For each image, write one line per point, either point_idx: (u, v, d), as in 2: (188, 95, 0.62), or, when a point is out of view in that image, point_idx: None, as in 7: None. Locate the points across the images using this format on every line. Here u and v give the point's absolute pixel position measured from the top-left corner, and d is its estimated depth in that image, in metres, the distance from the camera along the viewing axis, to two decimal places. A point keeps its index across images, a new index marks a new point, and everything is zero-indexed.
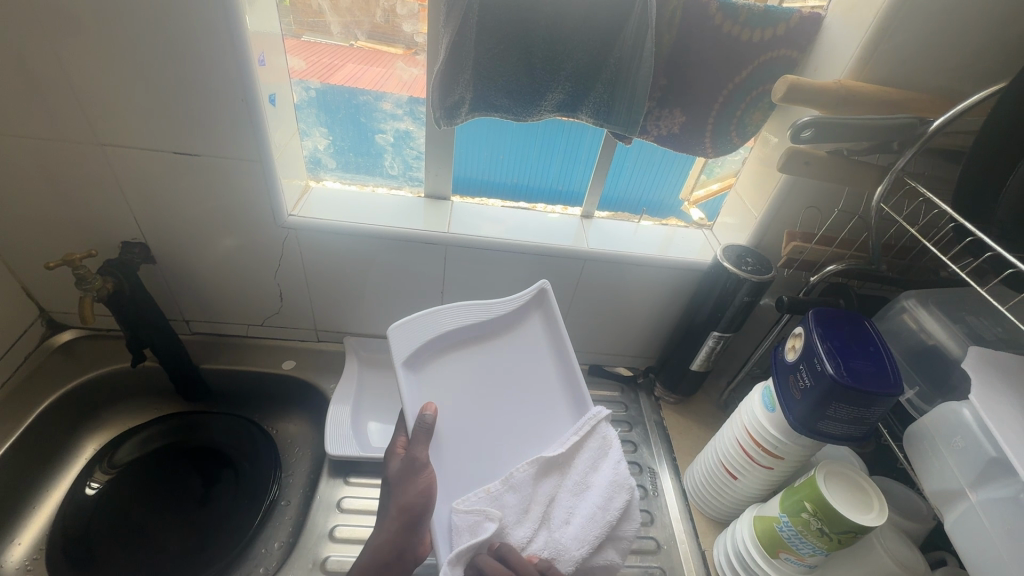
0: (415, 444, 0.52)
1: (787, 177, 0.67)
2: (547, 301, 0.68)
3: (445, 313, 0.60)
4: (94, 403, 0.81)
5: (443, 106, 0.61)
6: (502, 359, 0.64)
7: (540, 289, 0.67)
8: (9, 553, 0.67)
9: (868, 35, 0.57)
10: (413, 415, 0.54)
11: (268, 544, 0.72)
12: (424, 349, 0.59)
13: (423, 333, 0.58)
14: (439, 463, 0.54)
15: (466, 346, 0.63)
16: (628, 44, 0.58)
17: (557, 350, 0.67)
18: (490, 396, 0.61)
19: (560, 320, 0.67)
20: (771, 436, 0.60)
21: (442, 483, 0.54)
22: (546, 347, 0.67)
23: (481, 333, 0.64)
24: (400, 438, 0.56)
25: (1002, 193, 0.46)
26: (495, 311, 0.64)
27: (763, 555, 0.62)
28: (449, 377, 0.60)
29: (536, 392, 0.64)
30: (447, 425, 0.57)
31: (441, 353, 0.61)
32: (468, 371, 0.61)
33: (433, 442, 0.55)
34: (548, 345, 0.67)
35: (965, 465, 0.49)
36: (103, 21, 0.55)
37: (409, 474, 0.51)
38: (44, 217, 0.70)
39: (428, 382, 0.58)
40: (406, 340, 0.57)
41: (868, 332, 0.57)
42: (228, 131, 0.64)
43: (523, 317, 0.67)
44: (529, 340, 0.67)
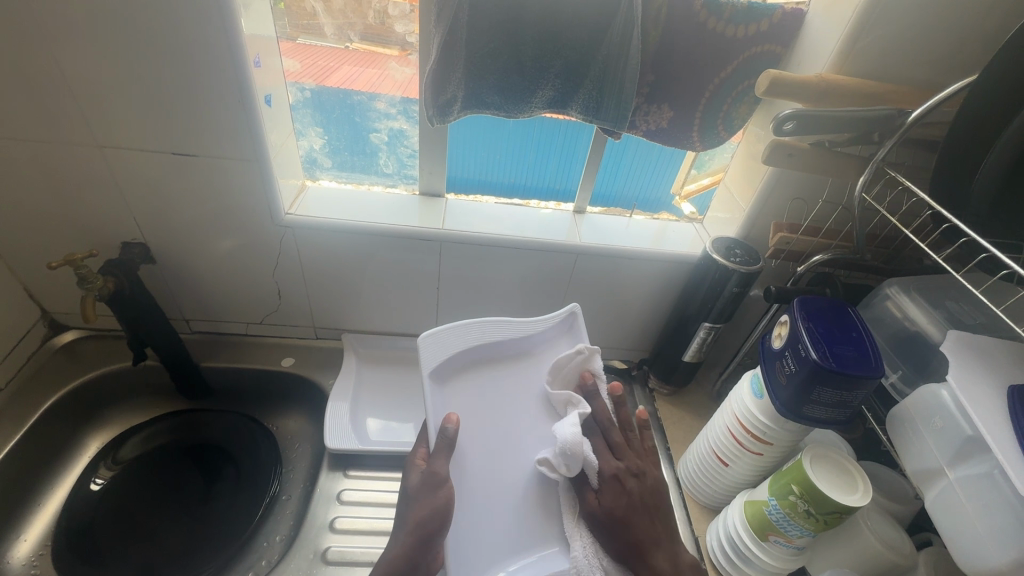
0: (435, 459, 0.52)
1: (773, 170, 0.68)
2: (575, 325, 0.68)
3: (469, 329, 0.62)
4: (96, 401, 0.82)
5: (436, 104, 0.62)
6: (528, 382, 0.65)
7: (569, 312, 0.68)
8: (14, 549, 0.68)
9: (847, 29, 0.58)
10: (434, 426, 0.55)
11: (270, 537, 0.73)
12: (448, 363, 0.60)
13: (446, 348, 0.60)
14: (461, 474, 0.55)
15: (491, 366, 0.64)
16: (615, 42, 0.60)
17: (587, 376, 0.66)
18: (519, 416, 0.62)
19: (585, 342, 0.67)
20: (761, 423, 0.62)
21: (464, 491, 0.54)
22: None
23: (504, 351, 0.66)
24: (422, 450, 0.57)
25: (978, 174, 0.47)
26: (519, 330, 0.66)
27: (753, 538, 0.63)
28: (474, 395, 0.61)
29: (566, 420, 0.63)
30: (471, 440, 0.58)
31: (466, 369, 0.63)
32: (494, 392, 0.62)
33: (456, 454, 0.56)
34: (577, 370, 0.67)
35: (944, 444, 0.51)
36: (101, 24, 0.56)
37: (427, 489, 0.51)
38: (45, 218, 0.71)
39: (451, 395, 0.60)
40: (431, 351, 0.59)
41: (851, 319, 0.58)
42: (225, 132, 0.65)
43: (548, 338, 0.68)
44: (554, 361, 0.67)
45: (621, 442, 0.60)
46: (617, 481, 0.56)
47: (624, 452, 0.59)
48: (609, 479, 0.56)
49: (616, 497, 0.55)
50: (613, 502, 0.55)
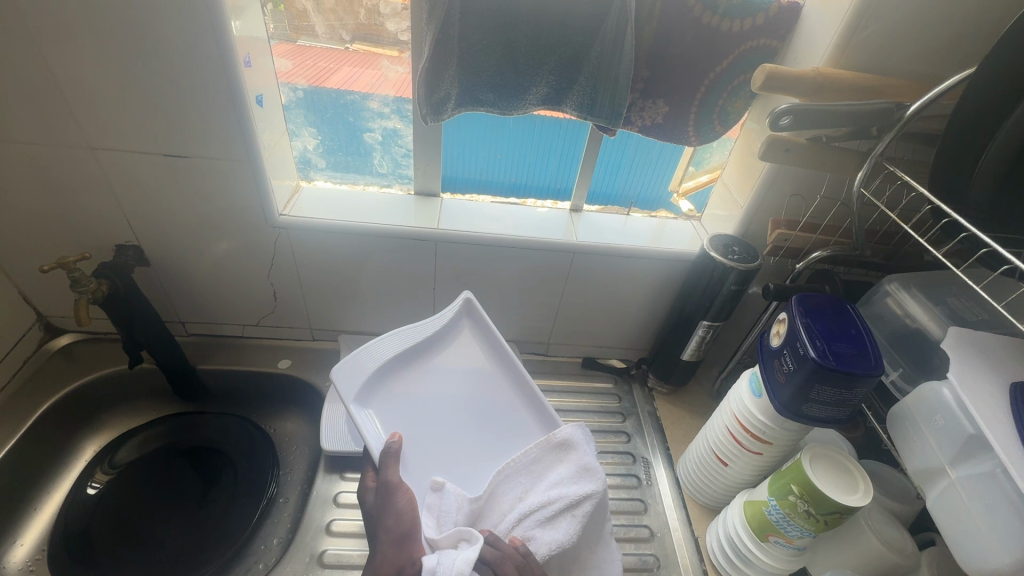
0: (386, 467, 0.54)
1: (770, 166, 0.67)
2: (474, 309, 0.71)
3: (375, 346, 0.64)
4: (93, 405, 0.82)
5: (429, 102, 0.62)
6: (446, 371, 0.67)
7: (465, 299, 0.71)
8: (11, 554, 0.68)
9: (844, 22, 0.57)
10: (378, 445, 0.57)
11: (267, 540, 0.73)
12: (368, 384, 0.62)
13: (364, 367, 0.62)
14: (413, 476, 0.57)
15: (413, 365, 0.66)
16: (609, 37, 0.59)
17: (498, 353, 0.70)
18: (448, 407, 0.64)
19: (488, 321, 0.71)
20: (759, 422, 0.61)
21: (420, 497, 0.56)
22: (485, 351, 0.71)
23: (421, 353, 0.67)
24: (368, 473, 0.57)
25: (979, 167, 0.46)
26: (424, 329, 0.68)
27: (753, 538, 0.62)
28: (399, 403, 0.62)
29: (486, 392, 0.68)
30: (413, 443, 0.60)
31: (389, 381, 0.64)
32: (420, 391, 0.64)
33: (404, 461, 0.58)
34: (486, 348, 0.71)
35: (945, 443, 0.50)
36: (89, 26, 0.55)
37: (385, 496, 0.53)
38: (39, 221, 0.71)
39: (382, 410, 0.61)
40: (345, 381, 0.61)
41: (850, 316, 0.58)
42: (217, 133, 0.65)
43: (452, 329, 0.71)
44: (464, 346, 0.70)
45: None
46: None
47: None
48: None
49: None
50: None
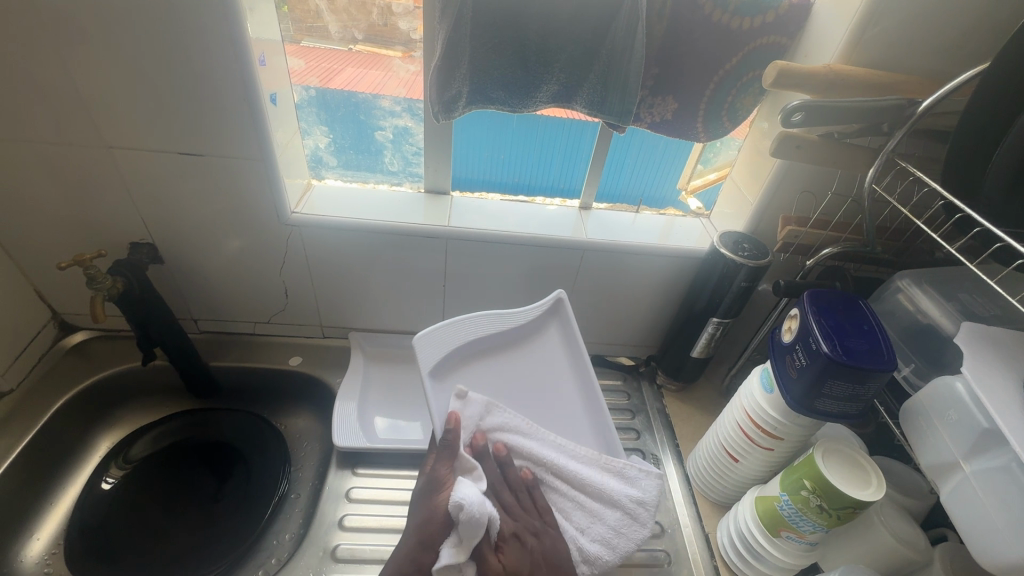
0: (438, 461, 0.56)
1: (781, 162, 0.68)
2: (563, 310, 0.73)
3: (462, 326, 0.65)
4: (107, 401, 0.83)
5: (441, 100, 0.62)
6: (522, 366, 0.69)
7: (557, 298, 0.73)
8: (29, 548, 0.69)
9: (856, 19, 0.58)
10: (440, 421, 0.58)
11: (279, 536, 0.73)
12: (445, 363, 0.63)
13: (446, 346, 0.63)
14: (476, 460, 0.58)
15: (491, 354, 0.68)
16: (620, 34, 0.59)
17: (574, 357, 0.71)
18: (519, 401, 0.65)
19: (574, 325, 0.72)
20: (771, 418, 0.61)
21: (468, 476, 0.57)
22: (561, 353, 0.71)
23: (498, 343, 0.69)
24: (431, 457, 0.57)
25: (990, 164, 0.47)
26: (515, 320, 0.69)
27: (765, 534, 0.63)
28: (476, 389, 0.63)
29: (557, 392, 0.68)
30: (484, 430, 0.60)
31: (467, 363, 0.65)
32: (495, 381, 0.66)
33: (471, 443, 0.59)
34: (564, 350, 0.72)
35: (959, 438, 0.50)
36: (107, 26, 0.56)
37: (430, 489, 0.54)
38: (55, 220, 0.72)
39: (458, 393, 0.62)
40: (430, 352, 0.61)
41: (862, 312, 0.58)
42: (232, 131, 0.65)
43: (537, 325, 0.72)
44: (544, 344, 0.71)
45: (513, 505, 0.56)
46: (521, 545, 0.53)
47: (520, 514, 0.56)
48: (509, 538, 0.53)
49: (519, 556, 0.52)
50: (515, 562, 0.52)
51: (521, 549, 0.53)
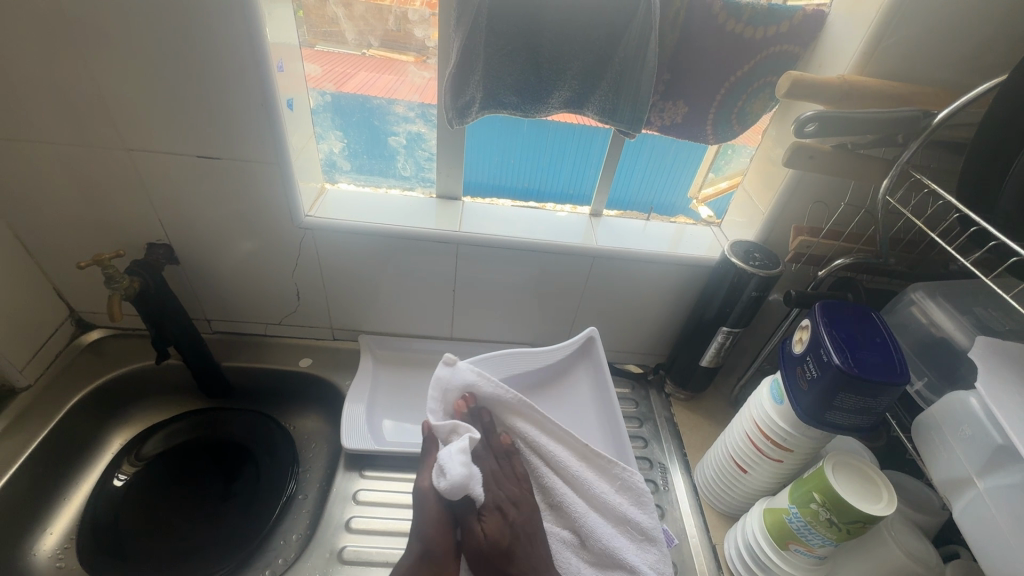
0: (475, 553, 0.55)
1: (794, 172, 0.67)
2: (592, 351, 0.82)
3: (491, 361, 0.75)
4: (121, 399, 0.84)
5: (455, 106, 0.63)
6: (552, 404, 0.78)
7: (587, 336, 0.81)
8: (42, 542, 0.70)
9: (870, 30, 0.58)
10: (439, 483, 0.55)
11: (287, 536, 0.74)
12: None
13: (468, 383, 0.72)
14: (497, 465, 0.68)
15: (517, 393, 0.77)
16: (633, 43, 0.60)
17: (600, 393, 0.79)
18: None
19: (602, 364, 0.80)
20: (781, 429, 0.61)
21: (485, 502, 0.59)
22: (592, 395, 0.80)
23: (530, 380, 0.79)
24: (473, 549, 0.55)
25: (1006, 180, 0.46)
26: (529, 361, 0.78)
27: (773, 546, 0.62)
28: None
29: (581, 419, 0.77)
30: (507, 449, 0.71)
31: None
32: None
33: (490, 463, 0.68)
34: (591, 392, 0.80)
35: (972, 453, 0.50)
36: (131, 32, 0.58)
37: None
38: (76, 220, 0.74)
39: None
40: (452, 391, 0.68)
41: (874, 324, 0.57)
42: (248, 136, 0.66)
43: (569, 365, 0.82)
44: (574, 386, 0.81)
45: (495, 472, 0.63)
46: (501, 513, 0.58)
47: (501, 480, 0.63)
48: (492, 510, 0.58)
49: (500, 527, 0.57)
50: (496, 534, 0.56)
51: (502, 522, 0.58)
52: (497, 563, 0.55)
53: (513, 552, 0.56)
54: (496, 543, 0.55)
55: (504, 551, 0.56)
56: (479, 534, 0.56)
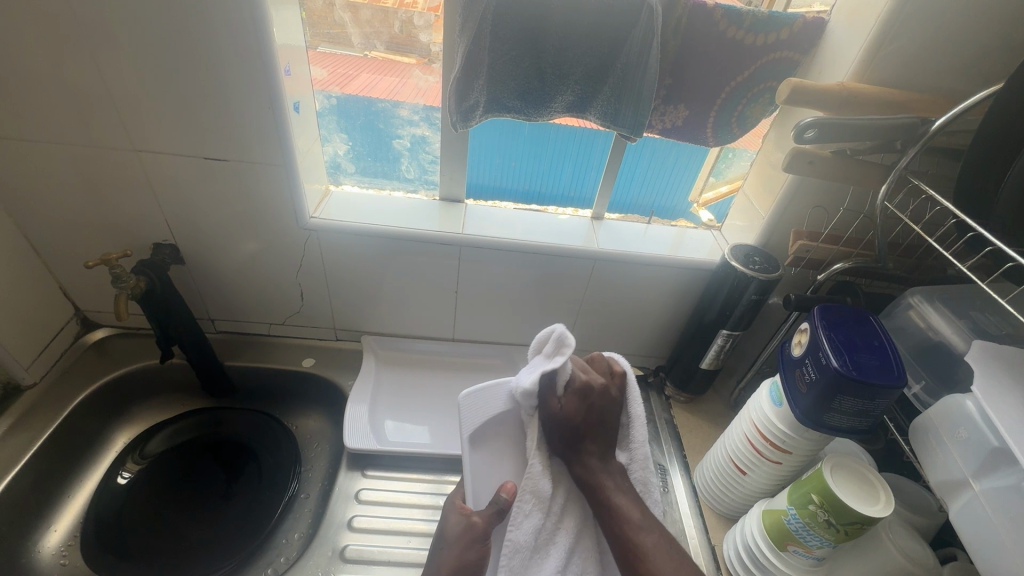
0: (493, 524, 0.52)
1: (793, 178, 0.68)
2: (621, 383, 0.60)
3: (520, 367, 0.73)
4: (126, 398, 0.85)
5: (459, 109, 0.64)
6: None
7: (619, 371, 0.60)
8: (46, 539, 0.70)
9: (869, 37, 0.58)
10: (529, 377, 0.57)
11: (288, 534, 0.74)
12: None
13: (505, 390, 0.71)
14: None
15: None
16: (635, 49, 0.61)
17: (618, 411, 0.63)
18: None
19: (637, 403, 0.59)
20: (780, 431, 0.61)
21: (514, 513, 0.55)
22: None
23: None
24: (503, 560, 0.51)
25: (1001, 187, 0.47)
26: None
27: (771, 547, 0.62)
28: None
29: None
30: None
31: None
32: None
33: None
34: None
35: (968, 456, 0.51)
36: (141, 36, 0.59)
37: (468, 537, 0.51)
38: (84, 220, 0.75)
39: None
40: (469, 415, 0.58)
41: (872, 328, 0.58)
42: (255, 138, 0.67)
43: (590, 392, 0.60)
44: None
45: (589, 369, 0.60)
46: (584, 392, 0.57)
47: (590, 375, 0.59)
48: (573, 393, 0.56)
49: (576, 407, 0.56)
50: (572, 408, 0.56)
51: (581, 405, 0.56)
52: (567, 435, 0.56)
53: (584, 434, 0.56)
54: (574, 419, 0.56)
55: (578, 428, 0.56)
56: (557, 409, 0.56)
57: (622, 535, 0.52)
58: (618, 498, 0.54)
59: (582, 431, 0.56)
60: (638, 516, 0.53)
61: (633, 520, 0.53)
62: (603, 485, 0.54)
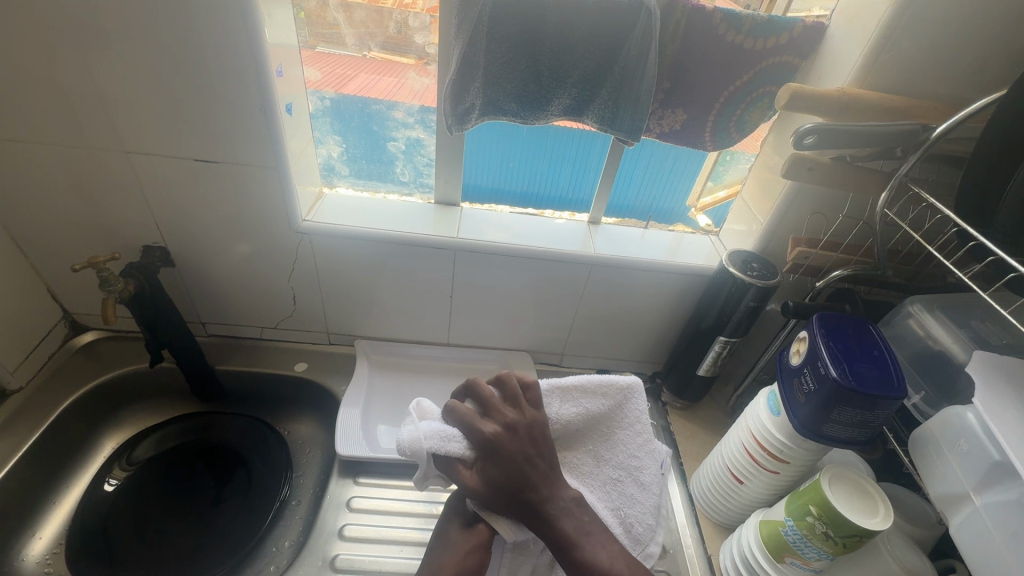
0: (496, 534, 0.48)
1: (792, 184, 0.68)
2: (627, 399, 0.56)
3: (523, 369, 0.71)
4: (114, 402, 0.84)
5: (454, 112, 0.62)
6: None
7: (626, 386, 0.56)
8: (30, 547, 0.69)
9: (869, 43, 0.58)
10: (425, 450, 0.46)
11: (278, 543, 0.73)
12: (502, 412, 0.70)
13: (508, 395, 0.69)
14: None
15: None
16: (633, 53, 0.60)
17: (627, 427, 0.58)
18: None
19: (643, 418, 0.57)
20: (777, 441, 0.60)
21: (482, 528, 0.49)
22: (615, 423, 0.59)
23: None
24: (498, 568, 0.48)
25: (1003, 197, 0.47)
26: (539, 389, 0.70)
27: (768, 558, 0.62)
28: None
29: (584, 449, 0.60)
30: None
31: None
32: None
33: None
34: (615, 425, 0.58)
35: (968, 468, 0.50)
36: (130, 36, 0.58)
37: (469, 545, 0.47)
38: (71, 222, 0.73)
39: None
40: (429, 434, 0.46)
41: (872, 337, 0.57)
42: (247, 141, 0.66)
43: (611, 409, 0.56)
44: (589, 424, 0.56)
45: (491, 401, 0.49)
46: (496, 451, 0.45)
47: (495, 411, 0.48)
48: (482, 451, 0.45)
49: (494, 469, 0.45)
50: (494, 473, 0.45)
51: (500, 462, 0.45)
52: (501, 498, 0.45)
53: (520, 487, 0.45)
54: (497, 485, 0.45)
55: (509, 487, 0.45)
56: (471, 478, 0.45)
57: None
58: (587, 548, 0.45)
59: (518, 491, 0.45)
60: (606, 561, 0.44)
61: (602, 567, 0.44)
62: (562, 536, 0.45)
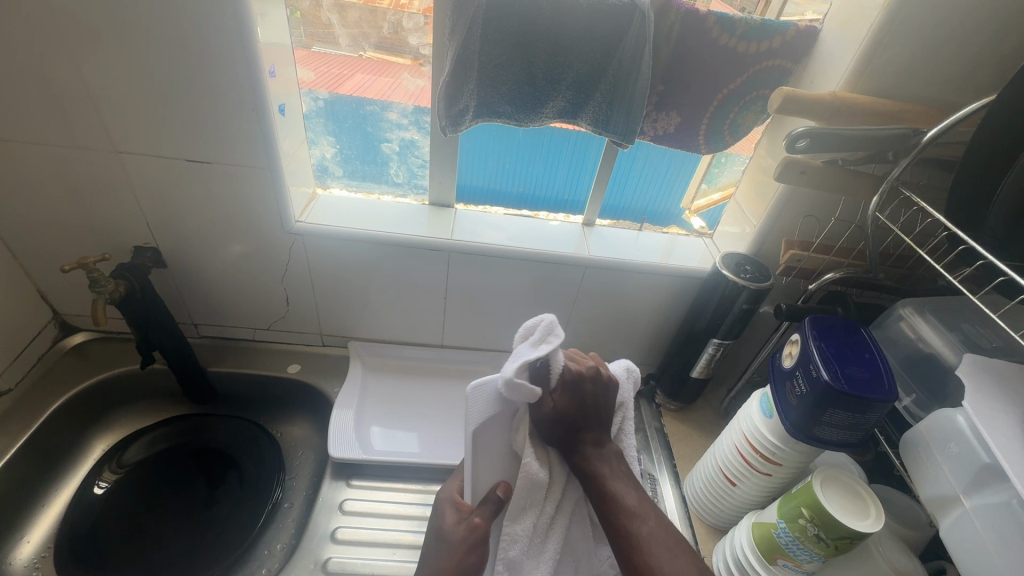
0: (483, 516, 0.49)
1: (785, 187, 0.68)
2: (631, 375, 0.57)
3: None
4: (105, 404, 0.83)
5: (448, 114, 0.62)
6: None
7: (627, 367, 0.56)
8: (17, 551, 0.68)
9: (862, 47, 0.58)
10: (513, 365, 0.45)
11: (271, 545, 0.73)
12: None
13: None
14: None
15: None
16: (627, 55, 0.60)
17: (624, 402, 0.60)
18: None
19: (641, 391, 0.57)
20: (769, 443, 0.61)
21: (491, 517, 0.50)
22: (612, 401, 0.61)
23: None
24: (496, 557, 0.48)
25: (994, 202, 0.47)
26: None
27: (761, 560, 0.62)
28: None
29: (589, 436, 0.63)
30: None
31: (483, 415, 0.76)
32: None
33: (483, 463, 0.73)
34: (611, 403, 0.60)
35: (959, 471, 0.50)
36: (121, 35, 0.57)
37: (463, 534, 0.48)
38: (61, 223, 0.73)
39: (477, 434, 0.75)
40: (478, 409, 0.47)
41: (863, 340, 0.57)
42: (240, 141, 0.66)
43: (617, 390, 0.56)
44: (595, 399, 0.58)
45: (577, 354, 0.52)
46: (576, 384, 0.49)
47: (580, 358, 0.51)
48: (563, 383, 0.48)
49: (567, 399, 0.48)
50: (566, 403, 0.48)
51: (575, 396, 0.49)
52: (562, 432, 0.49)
53: (580, 426, 0.49)
54: (567, 417, 0.48)
55: (572, 424, 0.49)
56: (547, 406, 0.48)
57: (618, 522, 0.47)
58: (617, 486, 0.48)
59: (576, 426, 0.49)
60: (633, 502, 0.47)
61: (629, 506, 0.47)
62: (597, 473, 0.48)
